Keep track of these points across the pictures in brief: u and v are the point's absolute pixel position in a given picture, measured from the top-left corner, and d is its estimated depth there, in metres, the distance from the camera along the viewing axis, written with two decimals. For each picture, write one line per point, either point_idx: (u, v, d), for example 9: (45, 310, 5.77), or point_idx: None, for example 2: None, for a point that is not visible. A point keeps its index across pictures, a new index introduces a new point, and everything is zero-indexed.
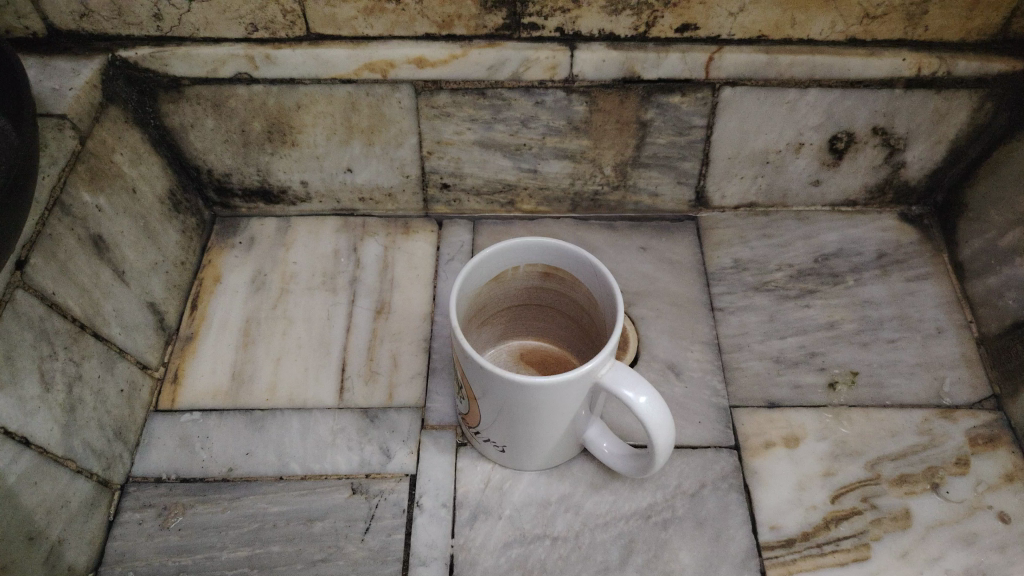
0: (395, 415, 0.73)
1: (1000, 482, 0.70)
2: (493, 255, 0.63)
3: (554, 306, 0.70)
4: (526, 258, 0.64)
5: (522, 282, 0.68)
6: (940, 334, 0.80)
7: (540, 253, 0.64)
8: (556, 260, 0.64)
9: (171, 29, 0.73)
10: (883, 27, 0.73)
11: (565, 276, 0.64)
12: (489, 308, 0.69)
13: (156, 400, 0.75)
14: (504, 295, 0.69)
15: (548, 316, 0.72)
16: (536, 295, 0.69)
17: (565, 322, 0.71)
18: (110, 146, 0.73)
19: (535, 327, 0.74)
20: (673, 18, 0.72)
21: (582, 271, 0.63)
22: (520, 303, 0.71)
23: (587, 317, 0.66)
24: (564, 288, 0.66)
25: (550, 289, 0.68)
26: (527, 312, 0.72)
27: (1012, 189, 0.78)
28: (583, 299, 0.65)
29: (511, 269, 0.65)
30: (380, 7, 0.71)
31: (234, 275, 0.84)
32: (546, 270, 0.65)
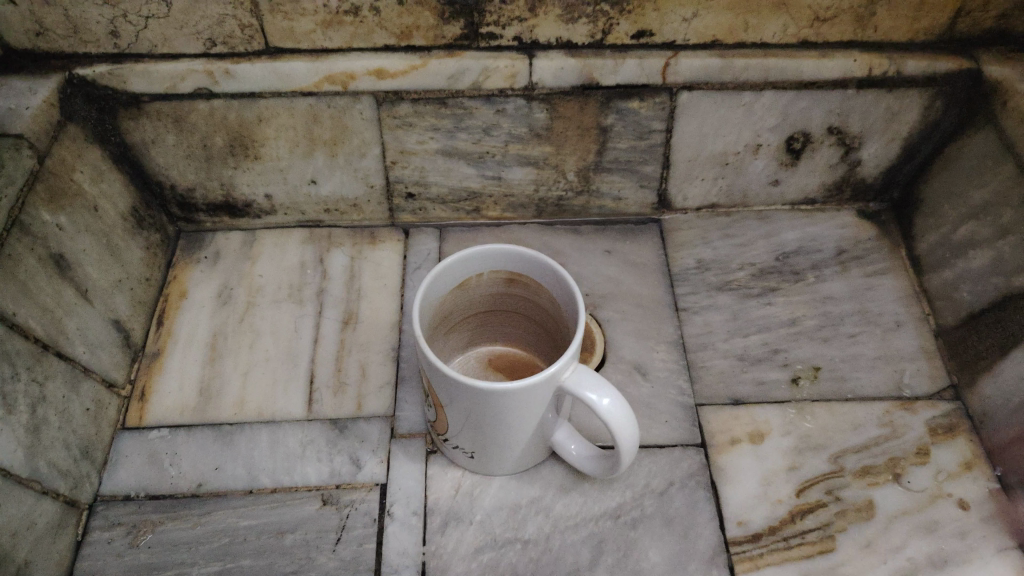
0: (365, 425, 0.74)
1: (960, 470, 0.72)
2: (456, 263, 0.64)
3: (520, 311, 0.71)
4: (489, 265, 0.65)
5: (486, 289, 0.68)
6: (899, 327, 0.82)
7: (503, 260, 0.65)
8: (519, 266, 0.65)
9: (128, 46, 0.73)
10: (834, 30, 0.75)
11: (530, 282, 0.66)
12: (454, 316, 0.69)
13: (123, 418, 0.75)
14: (469, 302, 0.69)
15: (514, 320, 0.73)
16: (500, 300, 0.70)
17: (531, 327, 0.72)
18: (70, 165, 0.72)
19: (502, 333, 0.75)
20: (629, 25, 0.74)
21: (545, 276, 0.64)
22: (486, 309, 0.71)
23: (553, 322, 0.67)
24: (529, 293, 0.67)
25: (515, 294, 0.69)
26: (493, 318, 0.73)
27: (964, 184, 0.80)
28: (548, 304, 0.66)
29: (475, 276, 0.66)
30: (338, 20, 0.72)
31: (200, 289, 0.84)
32: (511, 276, 0.66)
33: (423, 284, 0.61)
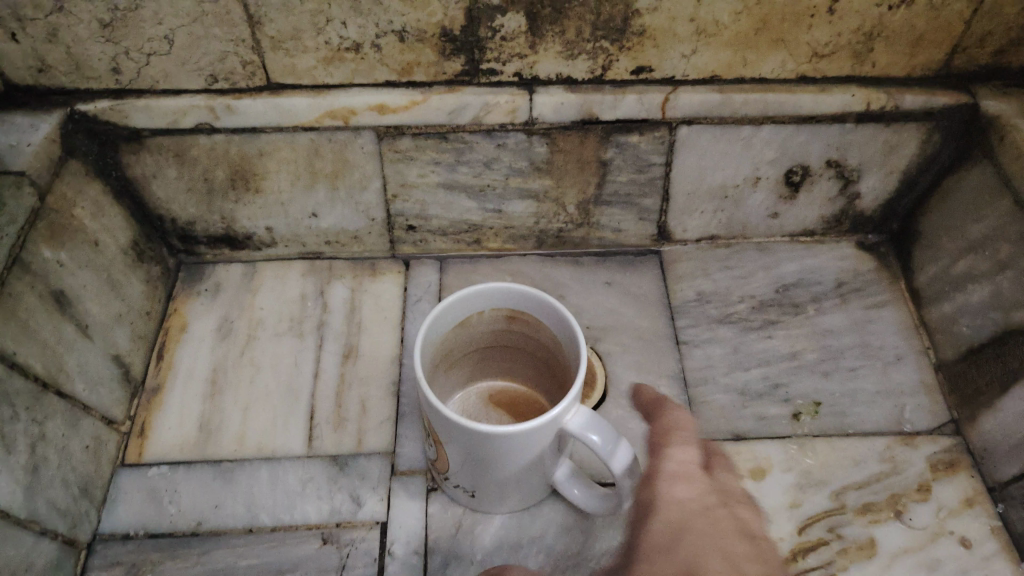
0: (365, 462, 0.73)
1: (961, 507, 0.72)
2: (458, 302, 0.64)
3: (521, 347, 0.71)
4: (490, 304, 0.66)
5: (487, 326, 0.68)
6: (899, 360, 0.82)
7: (504, 298, 0.65)
8: (520, 304, 0.65)
9: (130, 81, 0.74)
10: (832, 65, 0.76)
11: (530, 319, 0.66)
12: (454, 354, 0.69)
13: (122, 454, 0.74)
14: (470, 339, 0.69)
15: (515, 356, 0.73)
16: (501, 337, 0.70)
17: (532, 363, 0.72)
18: (71, 200, 0.72)
19: (503, 368, 0.75)
20: (629, 61, 0.74)
21: (546, 315, 0.64)
22: (487, 345, 0.71)
23: (553, 358, 0.67)
24: (530, 330, 0.67)
25: (515, 331, 0.69)
26: (494, 354, 0.73)
27: (962, 218, 0.80)
28: (549, 341, 0.66)
29: (475, 313, 0.66)
30: (339, 56, 0.72)
31: (200, 322, 0.84)
32: (511, 314, 0.66)
33: (423, 323, 0.61)
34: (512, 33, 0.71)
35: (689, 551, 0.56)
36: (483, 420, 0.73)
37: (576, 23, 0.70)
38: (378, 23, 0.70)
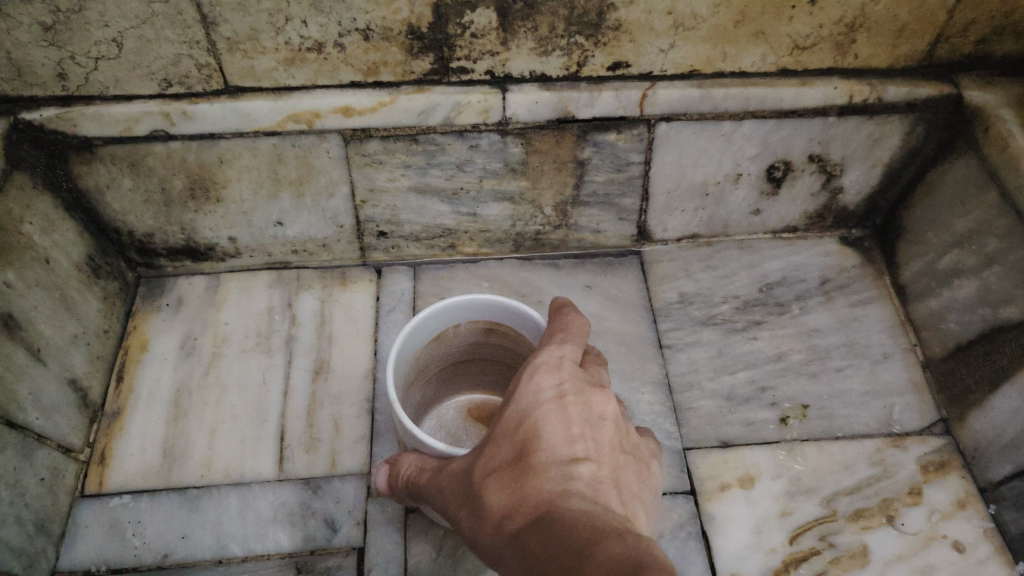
0: (340, 484, 0.71)
1: (953, 509, 0.71)
2: (434, 315, 0.61)
3: (500, 359, 0.68)
4: (467, 316, 0.63)
5: (464, 339, 0.66)
6: (887, 359, 0.80)
7: (482, 310, 0.62)
8: (498, 316, 0.62)
9: (77, 87, 0.69)
10: (813, 57, 0.73)
11: (510, 331, 0.63)
12: (431, 369, 0.67)
13: (82, 484, 0.71)
14: (447, 353, 0.66)
15: (495, 368, 0.70)
16: (479, 350, 0.67)
17: (512, 376, 0.69)
18: (18, 217, 0.68)
19: (482, 381, 0.72)
20: (604, 57, 0.71)
21: (525, 326, 0.61)
22: (464, 358, 0.68)
23: None
24: (509, 342, 0.65)
25: (494, 343, 0.66)
26: (472, 366, 0.70)
27: (947, 212, 0.78)
28: (529, 353, 0.63)
29: (451, 327, 0.63)
30: (301, 57, 0.69)
31: (162, 340, 0.80)
32: (489, 325, 0.64)
33: (398, 337, 0.58)
34: (482, 29, 0.67)
35: (517, 433, 0.49)
36: (463, 438, 0.70)
37: (549, 18, 0.67)
38: (340, 21, 0.66)
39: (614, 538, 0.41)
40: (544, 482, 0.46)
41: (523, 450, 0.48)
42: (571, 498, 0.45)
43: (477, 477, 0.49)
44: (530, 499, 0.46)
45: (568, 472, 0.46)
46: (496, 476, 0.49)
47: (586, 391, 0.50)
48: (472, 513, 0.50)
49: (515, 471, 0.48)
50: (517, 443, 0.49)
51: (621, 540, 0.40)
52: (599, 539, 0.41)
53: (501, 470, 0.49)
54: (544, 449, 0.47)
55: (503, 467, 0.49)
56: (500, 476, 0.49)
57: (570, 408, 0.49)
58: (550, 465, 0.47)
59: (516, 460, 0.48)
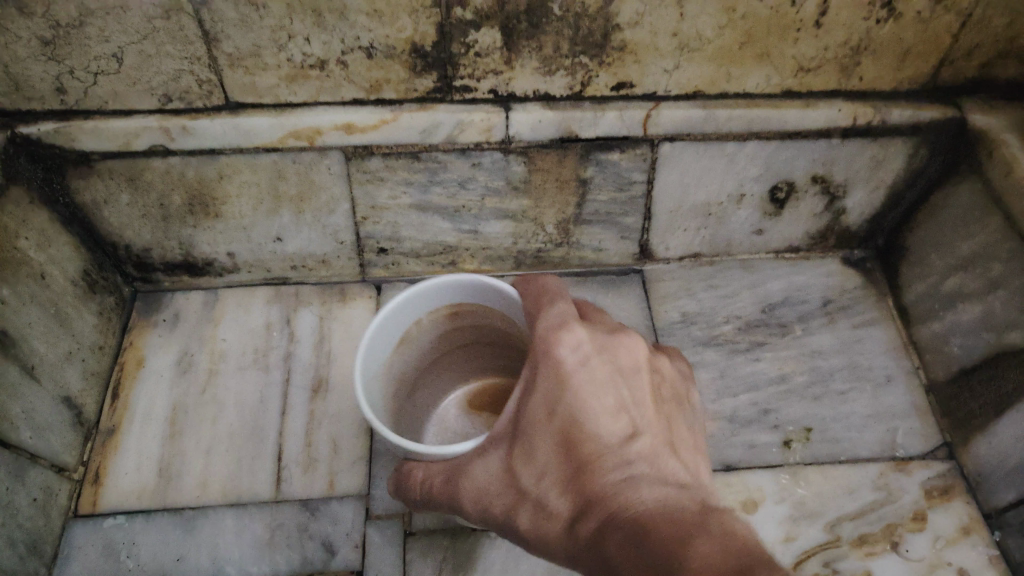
0: (338, 506, 0.70)
1: (957, 535, 0.71)
2: (393, 314, 0.59)
3: (475, 342, 0.66)
4: (424, 308, 0.61)
5: (432, 334, 0.64)
6: (890, 382, 0.80)
7: (438, 296, 0.60)
8: (456, 296, 0.60)
9: (76, 102, 0.68)
10: (818, 79, 0.73)
11: (474, 306, 0.61)
12: (408, 378, 0.65)
13: (74, 504, 0.70)
14: (419, 354, 0.65)
15: (477, 353, 0.68)
16: (452, 339, 0.66)
17: (494, 353, 0.67)
18: (14, 232, 0.67)
19: (469, 369, 0.70)
20: (608, 77, 0.71)
21: (486, 295, 0.60)
22: (440, 353, 0.67)
23: (511, 341, 0.63)
24: (477, 320, 0.63)
25: (463, 329, 0.65)
26: (452, 358, 0.68)
27: (950, 234, 0.78)
28: (500, 323, 0.62)
29: (413, 325, 0.62)
30: (303, 74, 0.68)
31: (158, 357, 0.79)
32: (451, 309, 0.62)
33: (360, 348, 0.56)
34: (486, 48, 0.67)
35: (553, 422, 0.47)
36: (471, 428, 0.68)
37: (553, 37, 0.66)
38: (343, 39, 0.65)
39: (711, 525, 0.41)
40: (604, 472, 0.45)
41: (569, 440, 0.46)
42: (638, 485, 0.45)
43: (524, 483, 0.48)
44: (594, 494, 0.45)
45: (624, 456, 0.46)
46: (549, 476, 0.47)
47: (611, 354, 0.48)
48: (530, 518, 0.49)
49: (567, 467, 0.47)
50: (556, 433, 0.47)
51: (717, 524, 0.41)
52: (699, 530, 0.41)
53: (549, 471, 0.47)
54: (592, 438, 0.46)
55: (553, 463, 0.47)
56: (550, 477, 0.47)
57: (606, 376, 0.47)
58: (605, 455, 0.46)
59: (562, 455, 0.47)
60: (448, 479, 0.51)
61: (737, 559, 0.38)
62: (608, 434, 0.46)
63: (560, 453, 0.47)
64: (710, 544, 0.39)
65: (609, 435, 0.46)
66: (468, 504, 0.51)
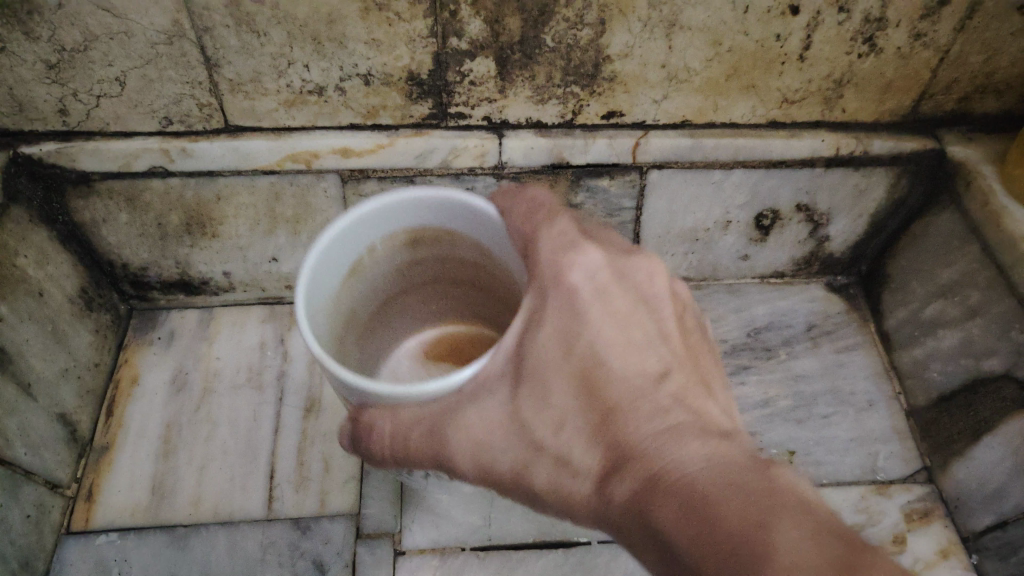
0: (329, 524, 0.71)
1: (937, 558, 0.72)
2: (342, 239, 0.51)
3: (436, 279, 0.60)
4: (379, 233, 0.53)
5: (385, 267, 0.56)
6: (871, 407, 0.82)
7: (395, 220, 0.53)
8: (416, 220, 0.53)
9: (78, 123, 0.69)
10: (802, 111, 0.75)
11: (438, 233, 0.54)
12: (356, 318, 0.57)
13: (67, 521, 0.71)
14: (370, 291, 0.57)
15: (436, 292, 0.61)
16: (409, 275, 0.58)
17: (459, 290, 0.60)
18: (13, 250, 0.68)
19: (426, 313, 0.63)
20: (599, 106, 0.73)
21: (454, 218, 0.53)
22: (394, 293, 0.60)
23: (481, 273, 0.57)
24: (440, 249, 0.56)
25: (424, 263, 0.58)
26: (406, 301, 0.61)
27: (931, 263, 0.80)
28: (469, 254, 0.56)
29: (366, 254, 0.54)
30: (302, 99, 0.70)
31: (153, 375, 0.81)
32: (411, 237, 0.55)
33: (301, 281, 0.48)
34: (481, 77, 0.69)
35: (570, 361, 0.43)
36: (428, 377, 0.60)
37: (546, 68, 0.68)
38: (342, 67, 0.67)
39: (772, 480, 0.38)
40: (639, 421, 0.42)
41: (591, 383, 0.43)
42: (680, 437, 0.41)
43: (540, 436, 0.44)
44: (631, 448, 0.42)
45: (656, 400, 0.43)
46: (570, 426, 0.44)
47: (630, 288, 0.45)
48: (549, 474, 0.44)
49: (593, 416, 0.43)
50: (575, 376, 0.43)
51: (778, 479, 0.38)
52: (762, 492, 0.37)
53: (568, 417, 0.43)
54: (619, 380, 0.43)
55: (573, 410, 0.43)
56: (571, 425, 0.43)
57: (627, 309, 0.44)
58: (638, 401, 0.43)
59: (583, 401, 0.43)
60: (432, 434, 0.45)
61: (818, 535, 0.35)
62: (633, 373, 0.43)
63: (583, 397, 0.43)
64: (785, 524, 0.35)
65: (637, 375, 0.43)
66: (465, 462, 0.46)
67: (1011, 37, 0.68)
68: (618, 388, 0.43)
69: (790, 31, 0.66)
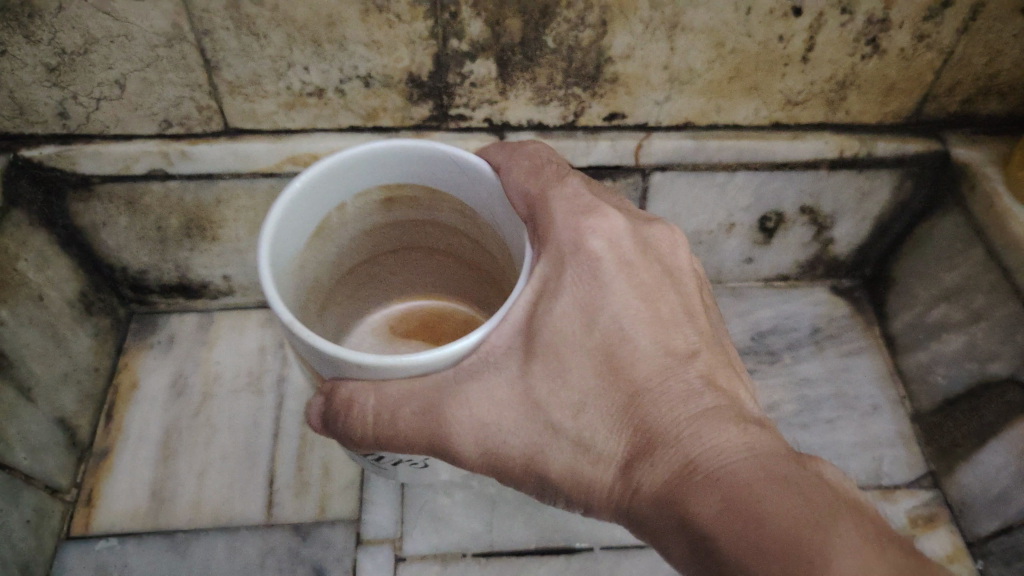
0: (329, 530, 0.70)
1: (943, 563, 0.72)
2: (317, 189, 0.51)
3: (406, 248, 0.62)
4: (351, 190, 0.54)
5: (355, 229, 0.57)
6: (876, 411, 0.82)
7: (367, 175, 0.53)
8: (390, 177, 0.54)
9: (78, 126, 0.68)
10: (805, 113, 0.74)
11: (416, 192, 0.56)
12: (323, 282, 0.57)
13: (67, 526, 0.71)
14: (340, 253, 0.58)
15: (404, 264, 0.64)
16: (379, 241, 0.60)
17: (424, 261, 0.64)
18: (14, 254, 0.67)
19: (393, 286, 0.65)
20: (601, 107, 0.72)
21: (430, 175, 0.54)
22: (365, 259, 0.62)
23: (457, 240, 0.60)
24: (416, 216, 0.58)
25: (397, 229, 0.60)
26: (375, 270, 0.63)
27: (935, 267, 0.79)
28: (447, 219, 0.58)
29: (336, 212, 0.54)
30: (301, 102, 0.69)
31: (153, 379, 0.80)
32: (386, 196, 0.56)
33: (270, 219, 0.48)
34: (482, 79, 0.68)
35: (593, 336, 0.44)
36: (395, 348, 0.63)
37: (547, 69, 0.68)
38: (342, 68, 0.66)
39: (808, 471, 0.39)
40: (666, 400, 0.43)
41: (615, 360, 0.44)
42: (711, 422, 0.42)
43: (560, 416, 0.44)
44: (660, 432, 0.43)
45: (684, 379, 0.44)
46: (597, 407, 0.44)
47: (652, 259, 0.46)
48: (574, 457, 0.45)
49: (620, 396, 0.44)
50: (597, 351, 0.44)
51: (815, 472, 0.39)
52: (805, 484, 0.38)
53: (593, 396, 0.44)
54: (642, 356, 0.44)
55: (599, 391, 0.44)
56: (597, 407, 0.44)
57: (653, 284, 0.45)
58: (667, 382, 0.44)
59: (609, 380, 0.44)
60: (426, 413, 0.44)
61: (872, 536, 0.35)
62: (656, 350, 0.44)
63: (609, 376, 0.44)
64: (839, 521, 0.36)
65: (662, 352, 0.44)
66: (467, 446, 0.45)
67: (1013, 38, 0.67)
68: (645, 366, 0.44)
69: (793, 33, 0.65)
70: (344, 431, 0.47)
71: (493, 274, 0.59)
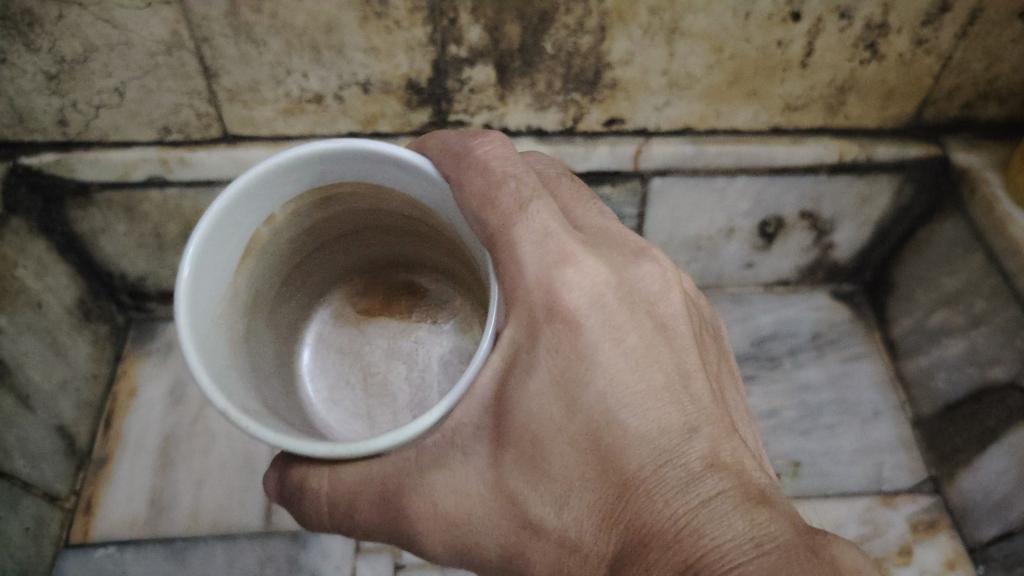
0: (327, 538, 0.70)
1: (943, 569, 0.72)
2: (232, 216, 0.44)
3: (360, 229, 0.55)
4: (277, 196, 0.46)
5: (293, 229, 0.50)
6: (877, 417, 0.82)
7: (294, 178, 0.45)
8: (322, 177, 0.46)
9: (77, 134, 0.68)
10: (804, 117, 0.74)
11: (355, 188, 0.48)
12: (267, 288, 0.52)
13: (65, 534, 0.71)
14: (281, 253, 0.51)
15: (361, 241, 0.57)
16: (329, 228, 0.53)
17: (378, 239, 0.57)
18: (13, 260, 0.66)
19: (352, 261, 0.59)
20: (600, 112, 0.72)
21: (371, 173, 0.46)
22: (315, 247, 0.55)
23: (416, 224, 0.53)
24: (363, 203, 0.51)
25: (346, 216, 0.52)
26: (327, 254, 0.57)
27: (935, 271, 0.79)
28: (400, 208, 0.51)
29: (265, 226, 0.47)
30: (300, 108, 0.69)
31: (150, 387, 0.80)
32: (322, 195, 0.49)
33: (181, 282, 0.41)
34: (480, 85, 0.68)
35: (573, 416, 0.37)
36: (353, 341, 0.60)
37: (546, 75, 0.68)
38: (341, 75, 0.66)
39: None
40: (659, 491, 0.36)
41: (598, 442, 0.37)
42: (711, 516, 0.34)
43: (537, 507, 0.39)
44: (650, 528, 0.36)
45: (683, 460, 0.36)
46: (579, 496, 0.38)
47: (641, 314, 0.40)
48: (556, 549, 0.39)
49: (604, 483, 0.37)
50: (577, 432, 0.37)
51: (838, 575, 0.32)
52: None
53: (574, 485, 0.38)
54: (630, 437, 0.36)
55: (579, 475, 0.38)
56: (579, 495, 0.38)
57: (639, 344, 0.39)
58: (660, 467, 0.36)
59: (591, 465, 0.37)
60: (384, 502, 0.41)
61: None
62: (650, 427, 0.37)
63: (590, 461, 0.37)
64: None
65: (655, 430, 0.37)
66: (434, 536, 0.41)
67: (1012, 43, 0.67)
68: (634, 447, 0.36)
69: (792, 38, 0.65)
70: (303, 514, 0.45)
71: (454, 253, 0.53)
